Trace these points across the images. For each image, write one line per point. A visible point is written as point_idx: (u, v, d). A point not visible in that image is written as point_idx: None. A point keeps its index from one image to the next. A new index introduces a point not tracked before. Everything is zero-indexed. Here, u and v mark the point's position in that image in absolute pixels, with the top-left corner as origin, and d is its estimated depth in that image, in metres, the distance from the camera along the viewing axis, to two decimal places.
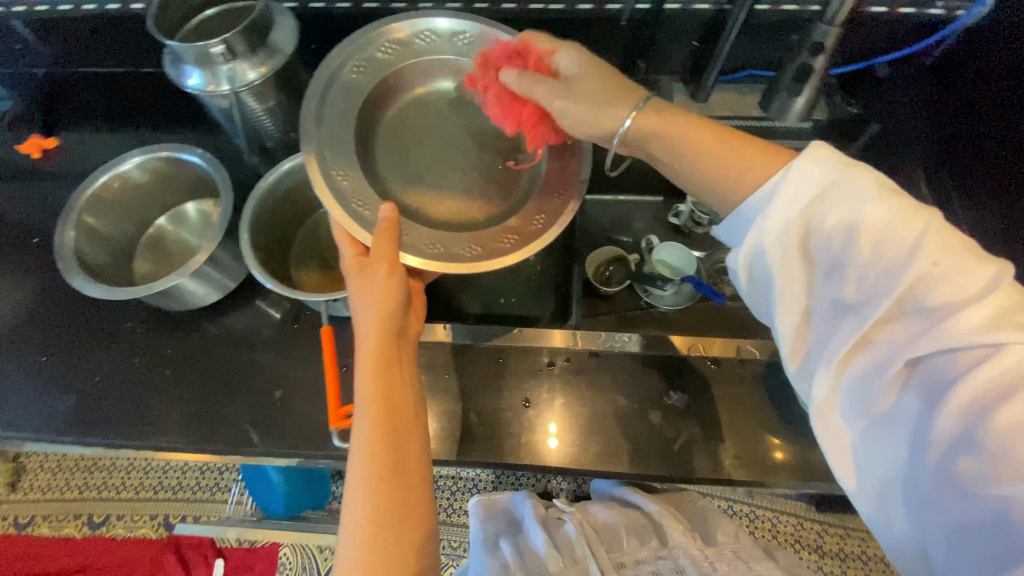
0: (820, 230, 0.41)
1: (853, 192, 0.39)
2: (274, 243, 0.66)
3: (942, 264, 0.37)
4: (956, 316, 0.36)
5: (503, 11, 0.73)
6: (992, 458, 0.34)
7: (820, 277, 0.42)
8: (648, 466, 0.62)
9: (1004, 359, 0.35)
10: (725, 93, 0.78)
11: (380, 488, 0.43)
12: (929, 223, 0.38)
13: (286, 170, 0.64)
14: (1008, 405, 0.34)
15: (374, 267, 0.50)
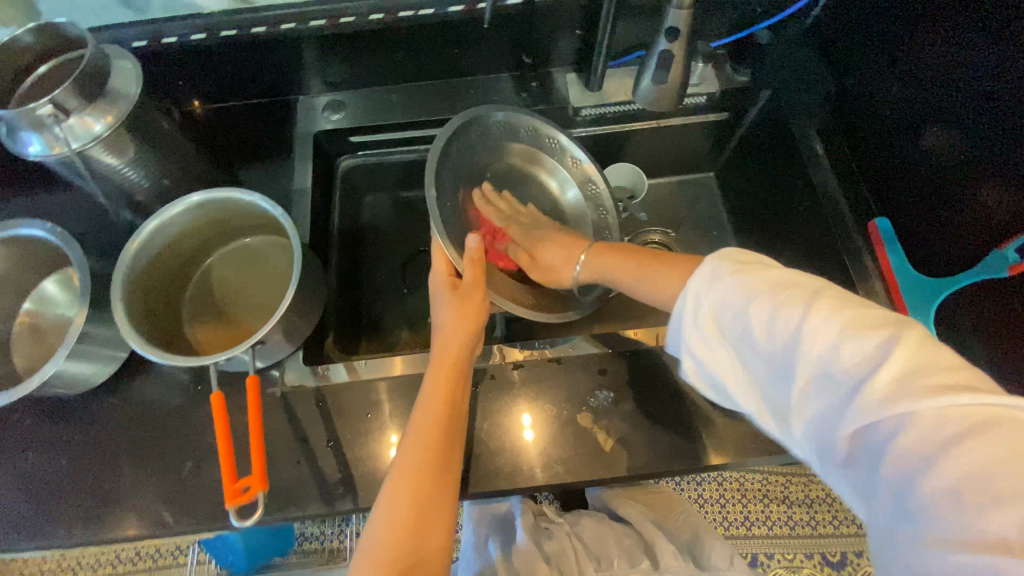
0: (725, 322, 0.45)
1: (749, 288, 0.43)
2: (154, 309, 0.60)
3: (843, 335, 0.38)
4: (865, 384, 0.37)
5: (369, 22, 0.69)
6: (927, 519, 0.34)
7: (744, 362, 0.45)
8: (598, 471, 0.59)
9: (919, 423, 0.35)
10: (617, 78, 0.78)
11: (410, 485, 0.51)
12: (825, 300, 0.40)
13: (149, 233, 0.58)
14: (933, 467, 0.34)
15: (465, 290, 0.61)
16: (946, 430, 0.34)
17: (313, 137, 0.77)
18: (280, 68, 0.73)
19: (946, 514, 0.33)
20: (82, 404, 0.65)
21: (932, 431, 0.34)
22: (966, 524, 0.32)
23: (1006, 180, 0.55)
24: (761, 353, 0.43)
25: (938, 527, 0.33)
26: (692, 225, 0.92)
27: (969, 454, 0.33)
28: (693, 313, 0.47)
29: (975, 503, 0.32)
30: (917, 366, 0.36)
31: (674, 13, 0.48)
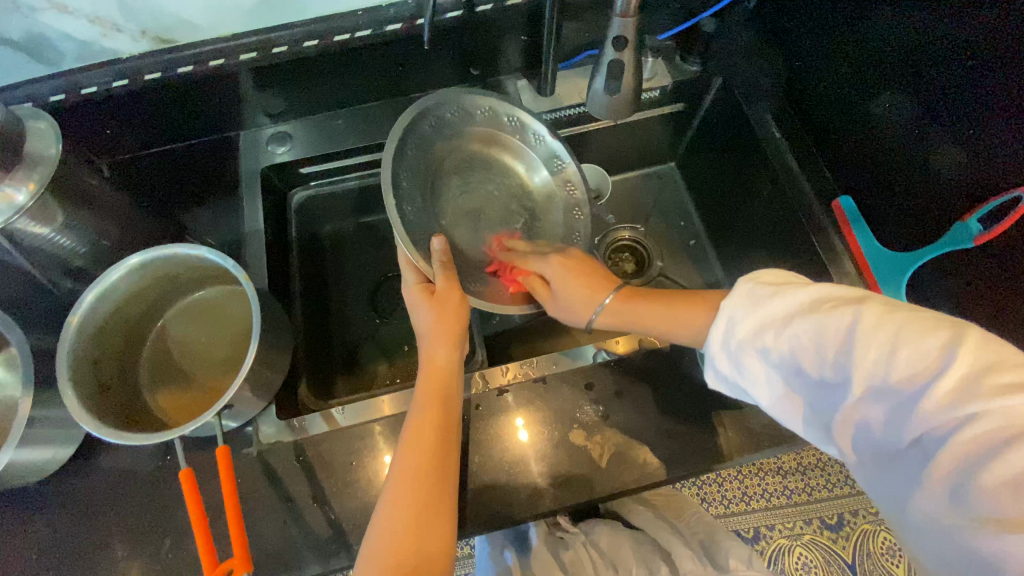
0: (766, 339, 0.46)
1: (796, 305, 0.45)
2: (108, 383, 0.56)
3: (895, 343, 0.40)
4: (926, 387, 0.38)
5: (304, 50, 0.65)
6: (997, 513, 0.34)
7: (790, 372, 0.45)
8: (600, 489, 0.58)
9: (984, 422, 0.36)
10: (569, 81, 0.76)
11: (404, 499, 0.50)
12: (869, 309, 0.42)
13: (90, 305, 0.53)
14: (1000, 461, 0.34)
15: (438, 295, 0.57)
16: (1010, 429, 0.35)
17: (261, 174, 0.73)
18: (214, 105, 0.69)
19: (1015, 508, 0.34)
20: (39, 489, 0.59)
21: (997, 429, 0.35)
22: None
23: (960, 143, 0.55)
24: (808, 368, 0.44)
25: (1009, 519, 0.34)
26: (659, 217, 0.92)
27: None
28: (732, 334, 0.48)
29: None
30: (978, 367, 0.37)
31: (619, 22, 0.48)
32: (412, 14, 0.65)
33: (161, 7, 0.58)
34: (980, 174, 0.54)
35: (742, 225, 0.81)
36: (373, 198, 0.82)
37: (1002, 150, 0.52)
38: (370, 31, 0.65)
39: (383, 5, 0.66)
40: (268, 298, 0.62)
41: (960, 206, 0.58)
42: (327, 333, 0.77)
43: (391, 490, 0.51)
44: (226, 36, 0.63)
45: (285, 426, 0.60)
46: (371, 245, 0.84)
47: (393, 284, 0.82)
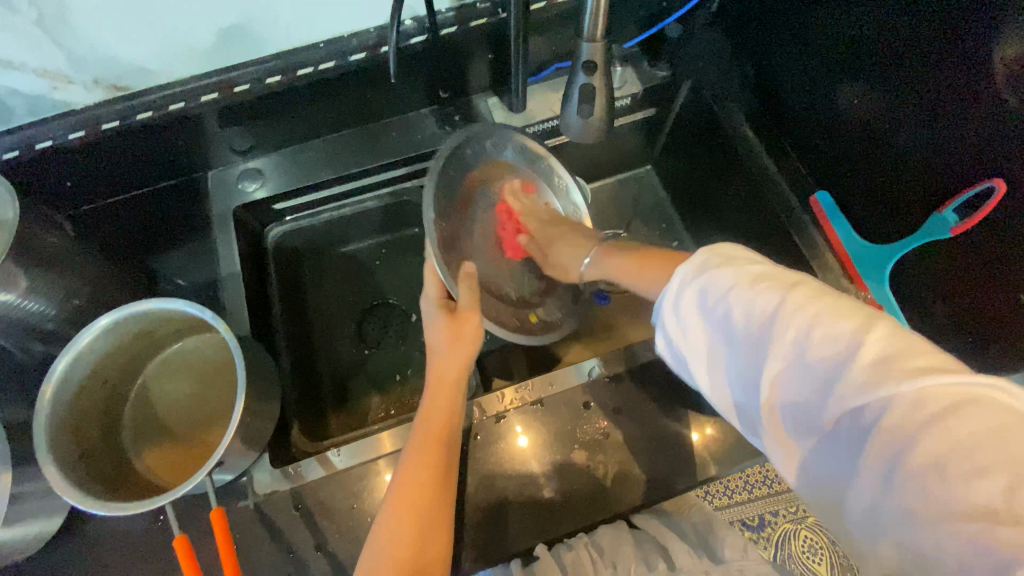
0: (702, 309, 0.41)
1: (728, 278, 0.40)
2: (90, 450, 0.54)
3: (817, 321, 0.35)
4: (845, 365, 0.33)
5: (267, 86, 0.64)
6: (923, 501, 0.30)
7: (722, 349, 0.40)
8: (602, 504, 0.61)
9: (903, 402, 0.31)
10: (539, 94, 0.76)
11: (407, 508, 0.50)
12: (799, 291, 0.37)
13: (63, 372, 0.51)
14: (919, 443, 0.30)
15: (461, 316, 0.57)
16: (927, 410, 0.30)
17: (234, 213, 0.71)
18: (179, 149, 0.67)
19: (938, 492, 0.29)
20: (23, 563, 0.56)
21: (917, 409, 0.31)
22: (955, 500, 0.29)
23: (923, 130, 0.57)
24: (737, 344, 0.39)
25: (933, 505, 0.29)
26: (641, 221, 0.92)
27: (958, 429, 0.29)
28: (674, 302, 0.43)
29: (962, 475, 0.29)
30: (895, 351, 0.33)
31: (588, 47, 0.50)
32: (376, 41, 0.65)
33: (117, 55, 0.56)
34: (944, 159, 0.56)
35: (723, 225, 0.82)
36: (350, 227, 0.80)
37: (962, 135, 0.53)
38: (334, 62, 0.65)
39: (346, 35, 0.65)
40: (253, 344, 0.60)
41: (932, 195, 0.59)
42: (316, 370, 0.76)
43: (394, 503, 0.50)
44: (185, 78, 0.62)
45: (280, 474, 0.58)
46: (351, 274, 0.82)
47: (378, 313, 0.81)
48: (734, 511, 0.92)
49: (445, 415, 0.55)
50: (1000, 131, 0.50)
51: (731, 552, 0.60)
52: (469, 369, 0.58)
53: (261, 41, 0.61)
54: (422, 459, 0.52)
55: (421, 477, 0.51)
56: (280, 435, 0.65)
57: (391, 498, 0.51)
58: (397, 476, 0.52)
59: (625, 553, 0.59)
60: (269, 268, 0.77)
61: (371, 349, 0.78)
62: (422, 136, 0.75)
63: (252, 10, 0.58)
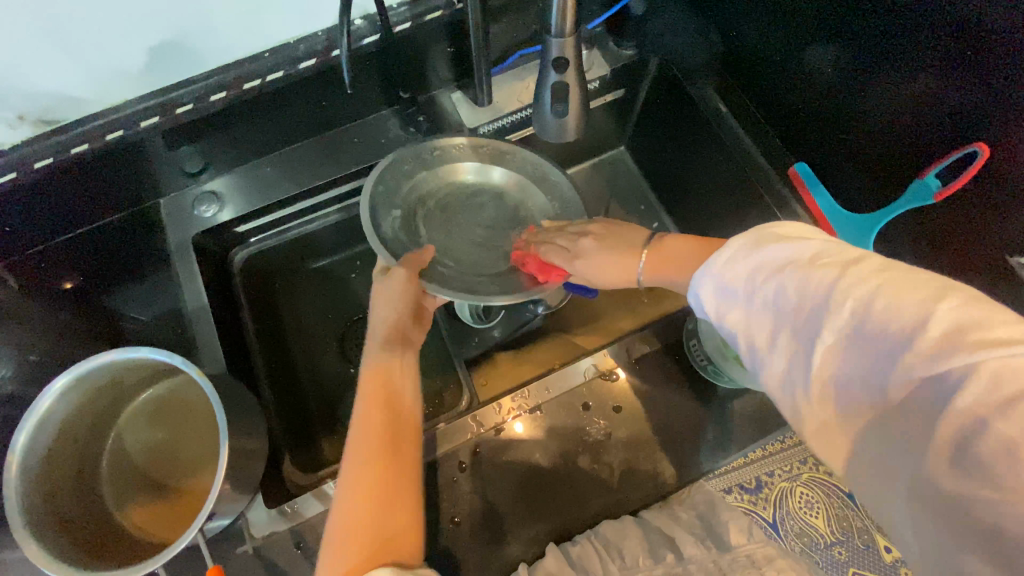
0: (756, 293, 0.39)
1: (774, 264, 0.39)
2: (70, 515, 0.50)
3: (879, 294, 0.34)
4: (913, 337, 0.32)
5: (212, 105, 0.59)
6: (991, 486, 0.28)
7: (763, 325, 0.39)
8: (602, 498, 0.63)
9: (978, 378, 0.29)
10: (504, 85, 0.72)
11: (360, 499, 0.44)
12: (855, 273, 0.35)
13: (26, 441, 0.47)
14: (995, 424, 0.28)
15: (395, 272, 0.57)
16: (1002, 393, 0.28)
17: (193, 241, 0.66)
18: (124, 179, 0.62)
19: (1006, 474, 0.27)
20: None
21: (995, 389, 0.28)
22: (1017, 480, 0.27)
23: (902, 91, 0.55)
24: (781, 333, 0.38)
25: (997, 488, 0.27)
26: (619, 203, 0.90)
27: None
28: (717, 288, 0.42)
29: None
30: (959, 325, 0.31)
31: (557, 43, 0.49)
32: (325, 46, 0.60)
33: (41, 87, 0.51)
34: (924, 120, 0.55)
35: (703, 202, 0.80)
36: (319, 243, 0.76)
37: (942, 94, 0.52)
38: (282, 71, 0.60)
39: (292, 40, 0.60)
40: (233, 381, 0.57)
41: (917, 161, 0.58)
42: (300, 394, 0.73)
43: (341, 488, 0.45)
44: (116, 104, 0.56)
45: (276, 514, 0.56)
46: (325, 291, 0.78)
47: (358, 330, 0.77)
48: (729, 477, 0.81)
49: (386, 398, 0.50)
50: (978, 88, 0.49)
51: (738, 534, 0.59)
52: (410, 312, 0.58)
53: (195, 54, 0.56)
54: (363, 464, 0.46)
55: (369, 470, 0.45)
56: (271, 469, 0.63)
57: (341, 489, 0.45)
58: (343, 469, 0.46)
59: (633, 544, 0.57)
60: (238, 294, 0.73)
61: (357, 367, 0.75)
62: (386, 140, 0.71)
63: (185, 23, 0.52)
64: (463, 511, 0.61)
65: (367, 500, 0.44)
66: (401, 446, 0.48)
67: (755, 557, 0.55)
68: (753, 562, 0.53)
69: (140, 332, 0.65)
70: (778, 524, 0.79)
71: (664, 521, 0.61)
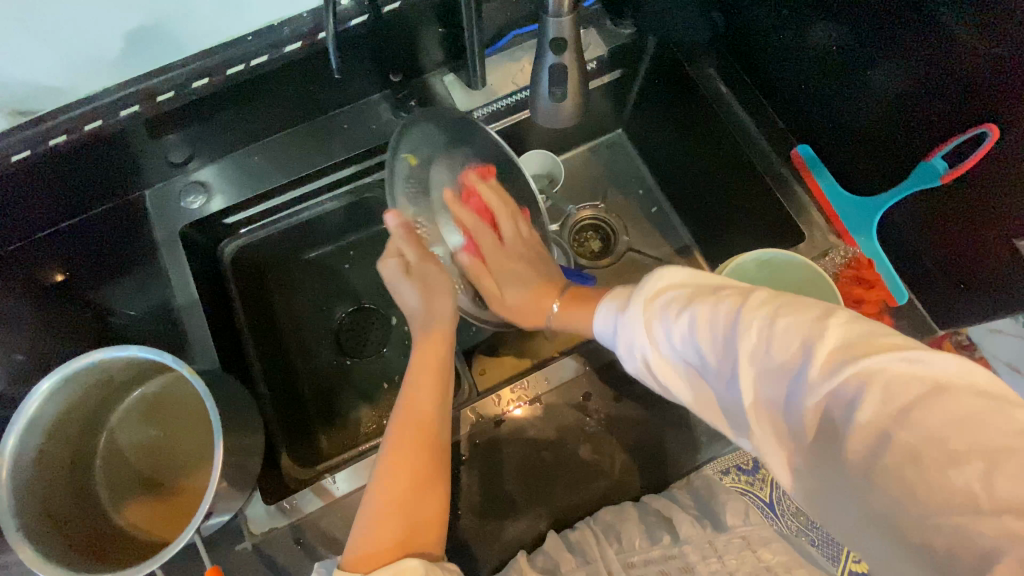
0: (674, 327, 0.41)
1: (688, 300, 0.41)
2: (63, 516, 0.50)
3: (776, 314, 0.36)
4: (810, 355, 0.34)
5: (194, 92, 0.56)
6: (913, 496, 0.29)
7: (685, 358, 0.41)
8: (599, 486, 0.63)
9: (873, 392, 0.31)
10: (498, 67, 0.70)
11: (400, 488, 0.47)
12: (752, 302, 0.38)
13: (15, 444, 0.46)
14: (898, 435, 0.30)
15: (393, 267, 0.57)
16: (897, 404, 0.30)
17: (181, 233, 0.65)
18: (109, 171, 0.60)
19: (917, 481, 0.29)
20: None
21: (887, 401, 0.31)
22: (935, 487, 0.29)
23: (905, 66, 0.53)
24: (706, 373, 0.39)
25: (920, 498, 0.29)
26: (616, 188, 0.88)
27: (932, 418, 0.29)
28: (647, 338, 0.43)
29: (942, 463, 0.29)
30: (845, 340, 0.33)
31: (555, 23, 0.47)
32: (312, 28, 0.57)
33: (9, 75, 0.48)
34: (931, 98, 0.53)
35: (702, 185, 0.78)
36: (309, 234, 0.74)
37: (948, 70, 0.50)
38: (267, 56, 0.57)
39: (276, 22, 0.56)
40: (226, 379, 0.56)
41: (919, 141, 0.57)
42: (296, 388, 0.72)
43: (377, 476, 0.49)
44: (96, 93, 0.53)
45: (274, 512, 0.56)
46: (319, 283, 0.77)
47: (354, 321, 0.77)
48: (727, 459, 0.80)
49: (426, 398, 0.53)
50: (986, 65, 0.47)
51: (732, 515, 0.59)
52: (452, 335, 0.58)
53: (174, 38, 0.52)
54: (395, 460, 0.49)
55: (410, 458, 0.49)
56: (269, 465, 0.62)
57: (378, 474, 0.49)
58: (379, 465, 0.49)
59: (630, 527, 0.58)
60: (229, 286, 0.71)
61: (353, 358, 0.75)
62: (378, 125, 0.69)
63: (165, 6, 0.49)
64: (463, 505, 0.61)
65: (400, 496, 0.47)
66: (434, 447, 0.51)
67: (749, 538, 0.59)
68: (748, 544, 0.58)
69: (127, 327, 0.63)
70: (773, 504, 0.78)
71: (662, 504, 0.61)
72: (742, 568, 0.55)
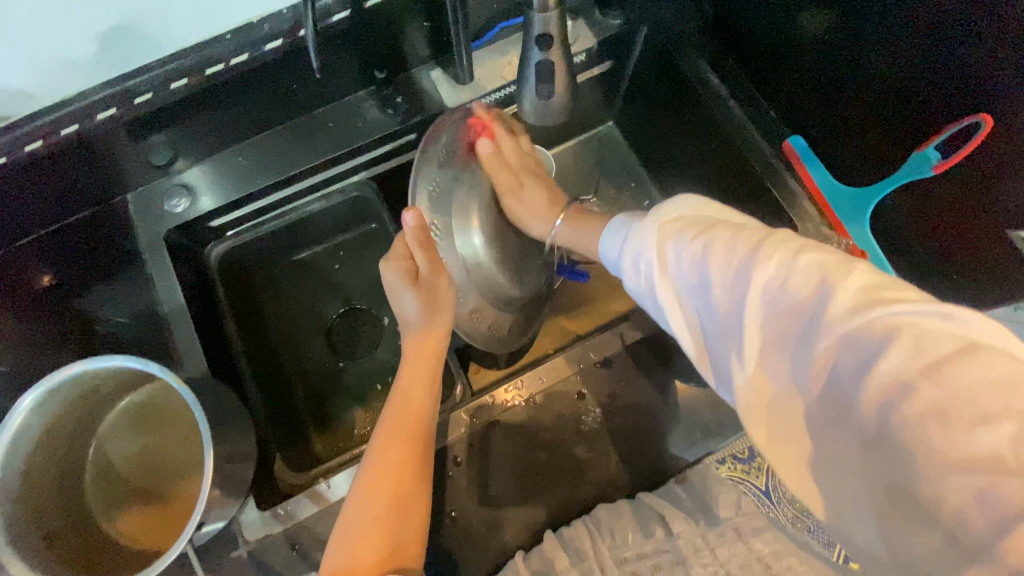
0: (687, 251, 0.41)
1: (706, 231, 0.42)
2: (52, 529, 0.49)
3: (801, 253, 0.36)
4: (830, 293, 0.33)
5: (174, 92, 0.55)
6: (930, 453, 0.28)
7: (693, 288, 0.41)
8: (593, 483, 0.63)
9: (899, 341, 0.30)
10: (485, 61, 0.68)
11: (384, 504, 0.47)
12: (774, 240, 0.38)
13: (3, 456, 0.45)
14: (917, 388, 0.29)
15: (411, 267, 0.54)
16: (924, 356, 0.29)
17: (166, 238, 0.63)
18: (88, 175, 0.59)
19: (934, 434, 0.28)
20: None
21: (913, 354, 0.30)
22: (951, 447, 0.28)
23: (897, 53, 0.53)
24: (709, 302, 0.39)
25: (933, 454, 0.28)
26: (608, 181, 0.87)
27: (961, 375, 0.28)
28: (658, 257, 0.44)
29: (965, 424, 0.27)
30: (873, 285, 0.33)
31: (540, 19, 0.46)
32: (292, 25, 0.56)
33: None
34: (922, 87, 0.52)
35: (693, 177, 0.78)
36: (296, 235, 0.73)
37: (939, 58, 0.49)
38: (246, 55, 0.56)
39: (255, 19, 0.55)
40: (214, 386, 0.55)
41: (911, 130, 0.56)
42: (287, 391, 0.72)
43: (359, 489, 0.49)
44: (70, 95, 0.52)
45: (268, 519, 0.55)
46: (307, 284, 0.76)
47: (346, 322, 0.76)
48: None
49: (421, 405, 0.54)
50: (978, 52, 0.46)
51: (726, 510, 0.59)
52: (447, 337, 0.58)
53: (149, 38, 0.51)
54: (383, 476, 0.49)
55: (389, 476, 0.49)
56: (262, 470, 0.62)
57: (362, 485, 0.49)
58: (362, 477, 0.49)
59: (624, 523, 0.58)
60: (216, 290, 0.70)
61: (344, 359, 0.75)
62: (363, 123, 0.67)
63: (139, 7, 0.47)
64: (458, 506, 0.61)
65: (382, 514, 0.47)
66: (420, 466, 0.51)
67: (742, 531, 0.57)
68: (739, 535, 0.57)
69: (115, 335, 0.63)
70: None
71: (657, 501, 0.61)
72: (736, 563, 0.54)
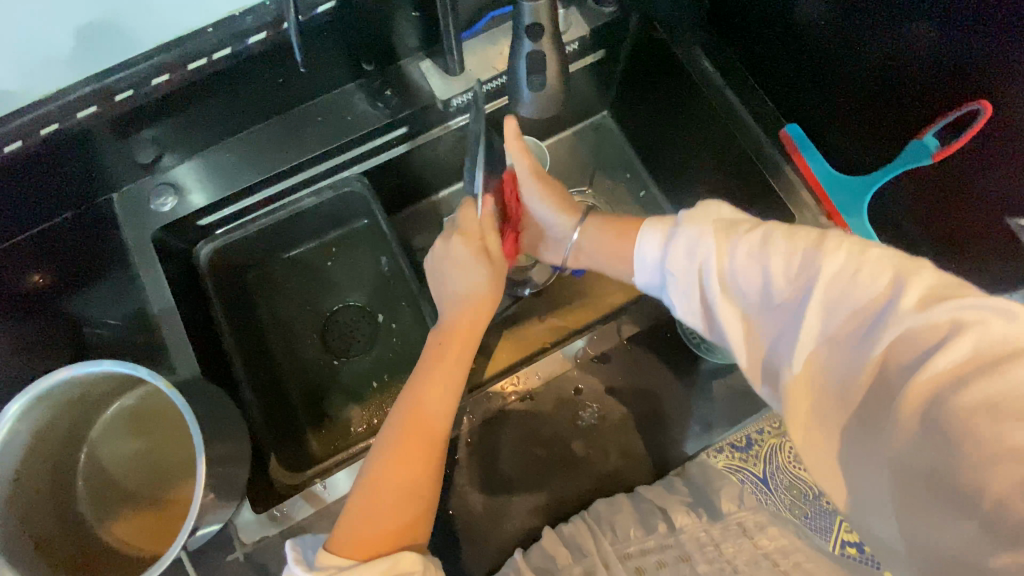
0: (744, 248, 0.42)
1: (762, 230, 0.43)
2: (45, 537, 0.49)
3: (868, 253, 0.38)
4: (898, 294, 0.36)
5: (156, 89, 0.53)
6: (975, 444, 0.31)
7: (750, 286, 0.42)
8: (593, 478, 0.63)
9: (960, 340, 0.33)
10: (476, 52, 0.67)
11: (400, 483, 0.47)
12: (838, 237, 0.40)
13: None
14: (968, 386, 0.32)
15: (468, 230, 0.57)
16: (980, 356, 0.32)
17: (154, 238, 0.62)
18: (70, 175, 0.57)
19: (977, 430, 0.31)
20: None
21: (972, 352, 0.33)
22: (989, 440, 0.31)
23: (894, 39, 0.52)
24: (769, 301, 0.40)
25: (978, 444, 0.31)
26: (603, 172, 0.86)
27: (1008, 376, 0.31)
28: (712, 256, 0.44)
29: (1008, 421, 0.30)
30: (937, 286, 0.36)
31: (531, 9, 0.45)
32: (276, 17, 0.54)
33: None
34: (920, 74, 0.52)
35: (689, 168, 0.77)
36: (289, 231, 0.72)
37: (936, 44, 0.49)
38: (230, 48, 0.54)
39: (237, 12, 0.54)
40: (207, 388, 0.54)
41: (910, 117, 0.55)
42: (283, 390, 0.71)
43: (375, 465, 0.48)
44: (51, 93, 0.51)
45: (265, 520, 0.55)
46: (301, 282, 0.76)
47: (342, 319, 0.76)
48: None
49: (442, 379, 0.51)
50: (974, 37, 0.46)
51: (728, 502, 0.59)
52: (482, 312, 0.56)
53: (128, 33, 0.49)
54: (402, 454, 0.48)
55: (410, 456, 0.47)
56: None
57: (379, 460, 0.48)
58: (378, 455, 0.48)
59: (624, 517, 0.58)
60: (206, 288, 0.68)
61: (340, 357, 0.74)
62: (353, 116, 0.66)
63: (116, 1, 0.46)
64: (457, 504, 0.61)
65: (397, 494, 0.46)
66: (436, 441, 0.49)
67: (745, 524, 0.56)
68: (744, 530, 0.55)
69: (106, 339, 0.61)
70: None
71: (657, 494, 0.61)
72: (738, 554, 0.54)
